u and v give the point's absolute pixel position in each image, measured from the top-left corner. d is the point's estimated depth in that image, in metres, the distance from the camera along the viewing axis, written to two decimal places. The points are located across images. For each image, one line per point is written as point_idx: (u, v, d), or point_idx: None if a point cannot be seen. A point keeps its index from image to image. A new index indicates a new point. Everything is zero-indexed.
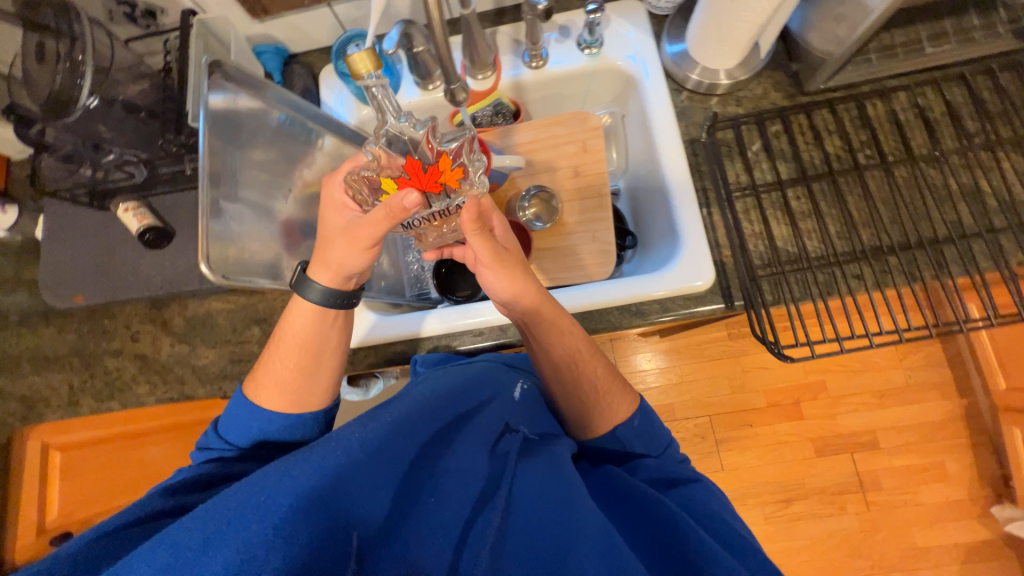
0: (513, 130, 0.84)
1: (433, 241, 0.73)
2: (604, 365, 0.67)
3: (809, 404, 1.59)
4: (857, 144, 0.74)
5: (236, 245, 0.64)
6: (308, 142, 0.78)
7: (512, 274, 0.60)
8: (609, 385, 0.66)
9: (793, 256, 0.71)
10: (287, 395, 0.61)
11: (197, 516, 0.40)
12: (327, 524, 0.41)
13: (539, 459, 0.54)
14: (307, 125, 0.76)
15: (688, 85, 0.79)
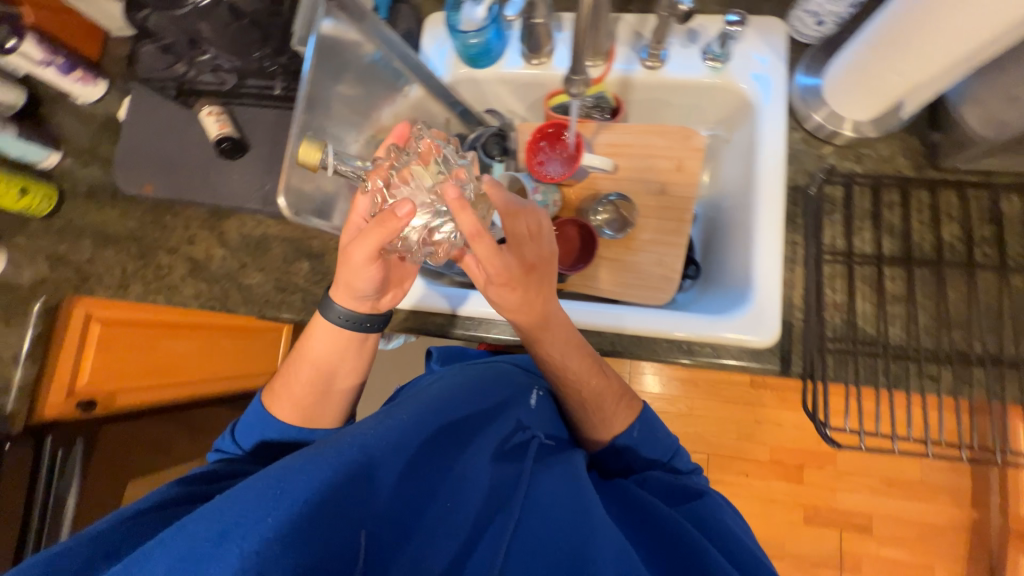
0: (608, 128, 0.80)
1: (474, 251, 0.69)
2: (606, 381, 0.65)
3: (812, 472, 1.55)
4: (977, 238, 0.67)
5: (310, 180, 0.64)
6: (394, 86, 0.73)
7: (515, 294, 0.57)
8: (609, 400, 0.64)
9: (871, 338, 0.66)
10: (299, 410, 0.65)
11: (213, 508, 0.39)
12: (341, 519, 0.41)
13: (555, 468, 0.54)
14: (397, 69, 0.71)
15: (807, 126, 0.73)
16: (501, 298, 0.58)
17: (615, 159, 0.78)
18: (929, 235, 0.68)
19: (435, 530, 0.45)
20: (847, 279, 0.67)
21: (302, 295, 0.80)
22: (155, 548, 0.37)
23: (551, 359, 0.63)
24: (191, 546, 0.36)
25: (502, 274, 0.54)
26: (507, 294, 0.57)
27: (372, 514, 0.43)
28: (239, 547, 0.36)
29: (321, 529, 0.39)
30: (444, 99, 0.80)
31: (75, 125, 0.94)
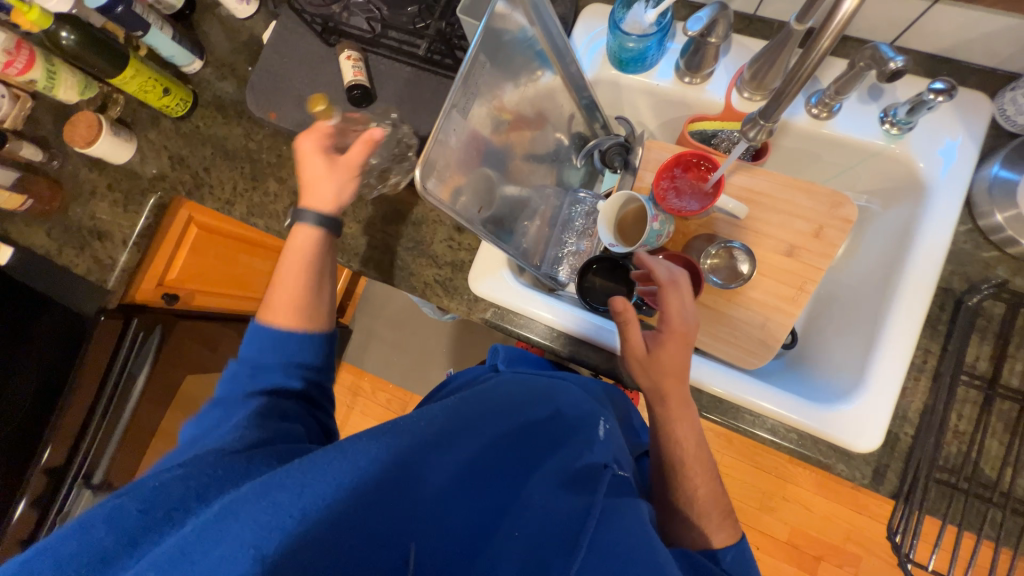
0: (746, 169, 0.73)
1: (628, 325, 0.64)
2: (710, 487, 0.64)
3: (828, 567, 1.46)
4: None
5: (449, 158, 0.57)
6: (534, 70, 0.67)
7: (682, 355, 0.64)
8: (716, 509, 0.62)
9: (987, 481, 0.59)
10: (298, 311, 0.67)
11: (295, 477, 0.40)
12: (404, 519, 0.43)
13: (623, 510, 0.50)
14: (544, 52, 0.66)
15: (981, 223, 0.64)
16: (668, 355, 0.63)
17: (748, 206, 0.72)
18: None
19: (498, 547, 0.46)
20: (980, 409, 0.60)
21: (391, 257, 0.81)
22: (241, 505, 0.38)
23: (678, 443, 0.64)
24: (273, 518, 0.38)
25: (678, 331, 0.63)
26: (673, 354, 0.63)
27: (433, 524, 0.45)
28: (319, 525, 0.39)
29: (383, 525, 0.42)
30: (575, 92, 0.75)
31: (220, 36, 0.98)
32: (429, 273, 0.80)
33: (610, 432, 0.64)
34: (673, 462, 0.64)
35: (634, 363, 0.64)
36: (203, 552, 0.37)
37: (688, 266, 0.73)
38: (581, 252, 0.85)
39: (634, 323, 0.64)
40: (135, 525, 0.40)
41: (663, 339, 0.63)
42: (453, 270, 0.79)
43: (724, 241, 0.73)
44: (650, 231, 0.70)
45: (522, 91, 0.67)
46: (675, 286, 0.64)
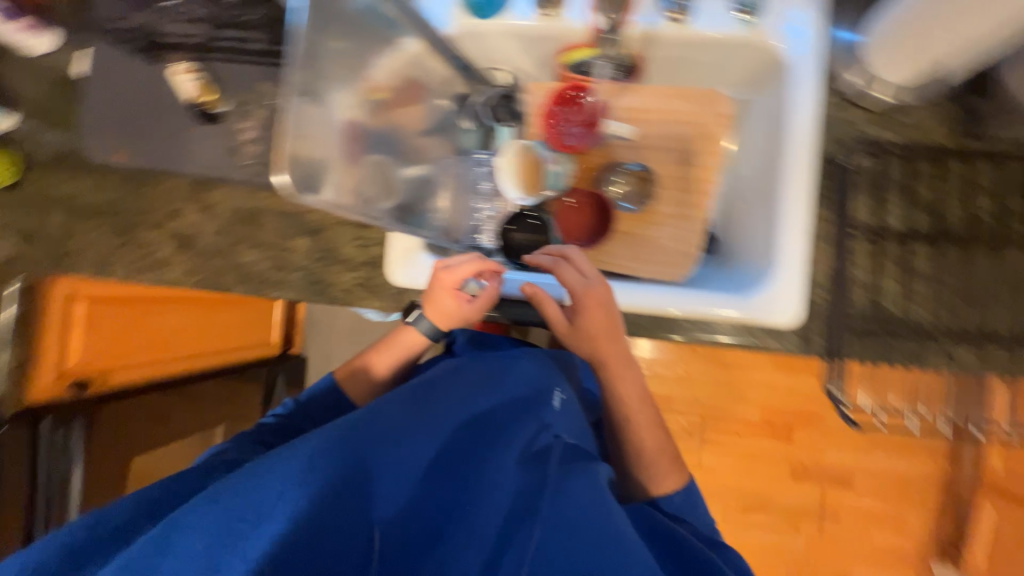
0: (628, 91, 0.75)
1: (545, 310, 0.67)
2: (657, 439, 0.73)
3: (802, 432, 1.62)
4: (1008, 213, 0.65)
5: (314, 145, 0.49)
6: (390, 37, 0.60)
7: (602, 318, 0.67)
8: (663, 458, 0.72)
9: (892, 317, 0.65)
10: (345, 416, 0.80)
11: (249, 490, 0.47)
12: (361, 516, 0.49)
13: (580, 479, 0.55)
14: (392, 15, 0.59)
15: (839, 88, 0.69)
16: (589, 321, 0.67)
17: (638, 126, 0.74)
18: (964, 210, 0.66)
19: (461, 530, 0.52)
20: (871, 256, 0.66)
21: (302, 273, 0.75)
22: (196, 520, 0.45)
23: (625, 403, 0.73)
24: (225, 524, 0.45)
25: (590, 299, 0.66)
26: (593, 318, 0.67)
27: (394, 515, 0.51)
28: (264, 535, 0.44)
29: (339, 520, 0.48)
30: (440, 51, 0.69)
31: (29, 83, 0.84)
32: (347, 278, 0.75)
33: (568, 401, 0.66)
34: (624, 399, 0.73)
35: (562, 337, 0.69)
36: (153, 565, 0.43)
37: (597, 198, 0.77)
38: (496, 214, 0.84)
39: (546, 297, 0.68)
40: (106, 533, 0.49)
41: (578, 309, 0.67)
42: (372, 270, 0.75)
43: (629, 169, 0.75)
44: (551, 171, 0.74)
45: (389, 65, 0.61)
46: (565, 262, 0.68)
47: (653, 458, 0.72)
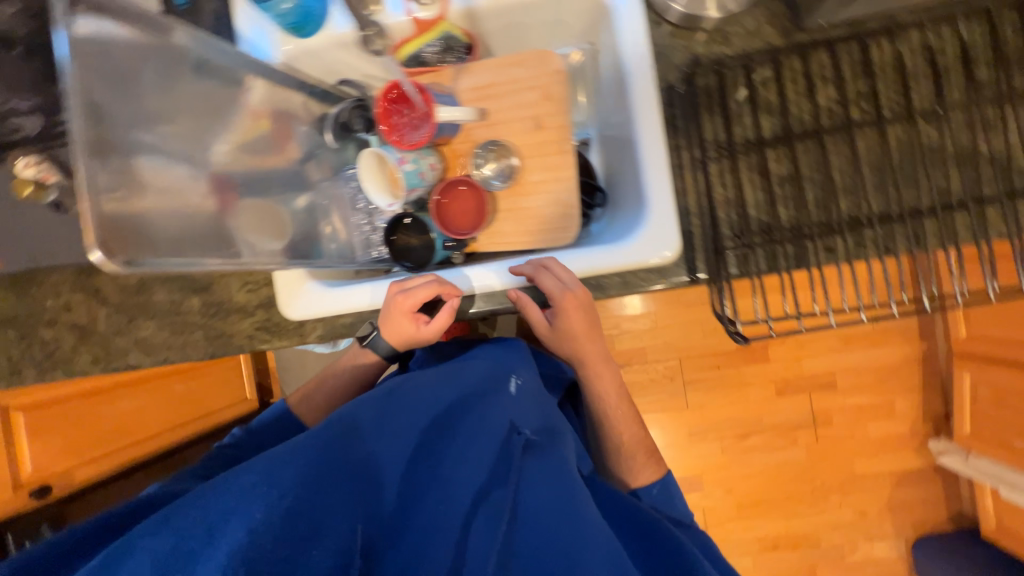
0: (465, 70, 0.74)
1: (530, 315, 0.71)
2: (634, 431, 0.79)
3: (777, 348, 1.66)
4: (853, 96, 0.65)
5: (145, 198, 0.46)
6: (228, 84, 0.60)
7: (586, 318, 0.69)
8: (641, 450, 0.78)
9: (764, 225, 0.66)
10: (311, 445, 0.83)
11: (209, 505, 0.47)
12: (328, 521, 0.50)
13: (545, 464, 0.61)
14: (218, 66, 0.59)
15: (669, 18, 0.68)
16: (570, 321, 0.69)
17: (486, 103, 0.73)
18: (808, 102, 0.66)
19: (429, 522, 0.55)
20: (730, 171, 0.66)
21: (203, 331, 0.76)
22: (152, 541, 0.45)
23: (603, 396, 0.78)
24: (177, 546, 0.45)
25: (574, 302, 0.67)
26: (577, 318, 0.69)
27: (364, 514, 0.52)
28: (222, 550, 0.44)
29: (306, 527, 0.48)
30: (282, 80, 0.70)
31: None
32: (247, 325, 0.75)
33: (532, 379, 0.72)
34: (602, 395, 0.78)
35: (547, 336, 0.74)
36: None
37: (465, 183, 0.75)
38: (372, 225, 0.82)
39: (529, 304, 0.70)
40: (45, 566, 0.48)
41: (560, 313, 0.68)
42: (270, 309, 0.75)
43: (497, 144, 0.74)
44: (405, 174, 0.71)
45: (241, 112, 0.62)
46: (544, 270, 0.68)
47: (632, 451, 0.78)
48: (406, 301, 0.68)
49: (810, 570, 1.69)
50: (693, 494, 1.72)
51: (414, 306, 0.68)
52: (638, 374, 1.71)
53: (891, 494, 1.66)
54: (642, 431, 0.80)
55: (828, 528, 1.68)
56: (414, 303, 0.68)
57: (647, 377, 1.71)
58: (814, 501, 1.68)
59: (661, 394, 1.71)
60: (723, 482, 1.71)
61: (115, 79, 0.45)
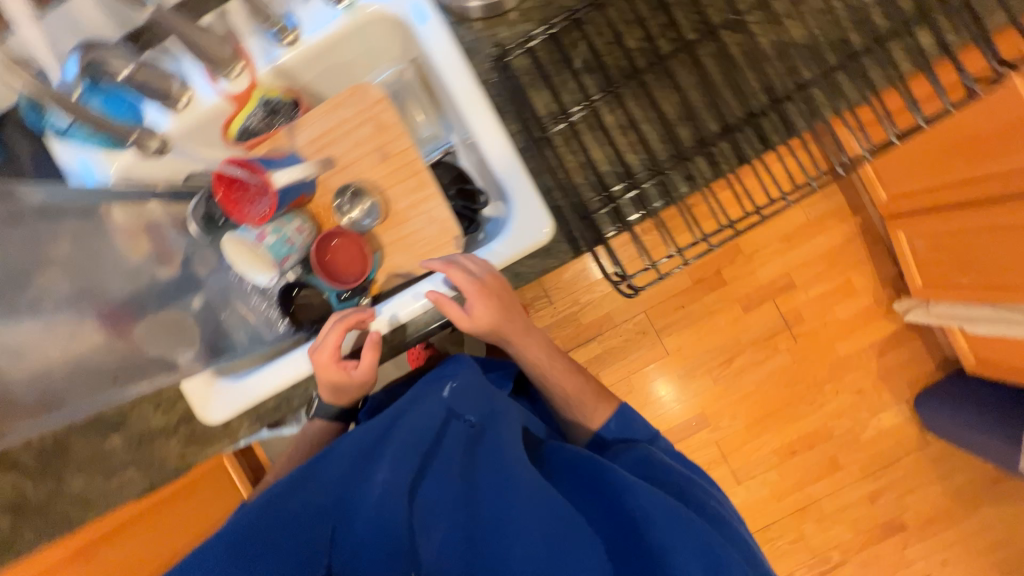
0: (297, 126, 0.73)
1: (450, 314, 0.67)
2: (576, 380, 0.78)
3: (729, 269, 1.70)
4: (657, 30, 0.67)
5: (25, 355, 0.48)
6: (90, 217, 0.63)
7: (499, 303, 0.67)
8: (589, 395, 0.78)
9: (620, 176, 0.68)
10: None
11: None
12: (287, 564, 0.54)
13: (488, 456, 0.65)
14: (83, 203, 0.65)
15: (473, 15, 0.68)
16: (482, 310, 0.66)
17: (328, 151, 0.73)
18: (622, 49, 0.68)
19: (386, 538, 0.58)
20: (574, 136, 0.68)
21: (135, 465, 0.74)
22: None
23: (537, 363, 0.77)
24: None
25: (477, 291, 0.65)
26: (488, 306, 0.66)
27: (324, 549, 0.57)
28: None
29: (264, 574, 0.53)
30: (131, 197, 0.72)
31: None
32: (175, 443, 0.75)
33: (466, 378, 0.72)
34: (536, 362, 0.77)
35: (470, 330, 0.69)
36: None
37: (340, 235, 0.74)
38: (268, 303, 0.78)
39: (447, 302, 0.67)
40: None
41: (472, 305, 0.65)
42: (192, 420, 0.75)
43: (359, 187, 0.73)
44: (269, 248, 0.69)
45: (117, 238, 0.66)
46: (450, 267, 0.66)
47: (580, 400, 0.77)
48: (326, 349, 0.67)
49: (830, 461, 1.73)
50: (701, 432, 1.74)
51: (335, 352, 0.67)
52: (611, 338, 1.73)
53: (878, 365, 1.71)
54: (588, 378, 0.80)
55: (833, 417, 1.72)
56: (333, 350, 0.67)
57: (621, 339, 1.73)
58: (811, 397, 1.72)
59: (640, 350, 1.73)
60: (726, 410, 1.74)
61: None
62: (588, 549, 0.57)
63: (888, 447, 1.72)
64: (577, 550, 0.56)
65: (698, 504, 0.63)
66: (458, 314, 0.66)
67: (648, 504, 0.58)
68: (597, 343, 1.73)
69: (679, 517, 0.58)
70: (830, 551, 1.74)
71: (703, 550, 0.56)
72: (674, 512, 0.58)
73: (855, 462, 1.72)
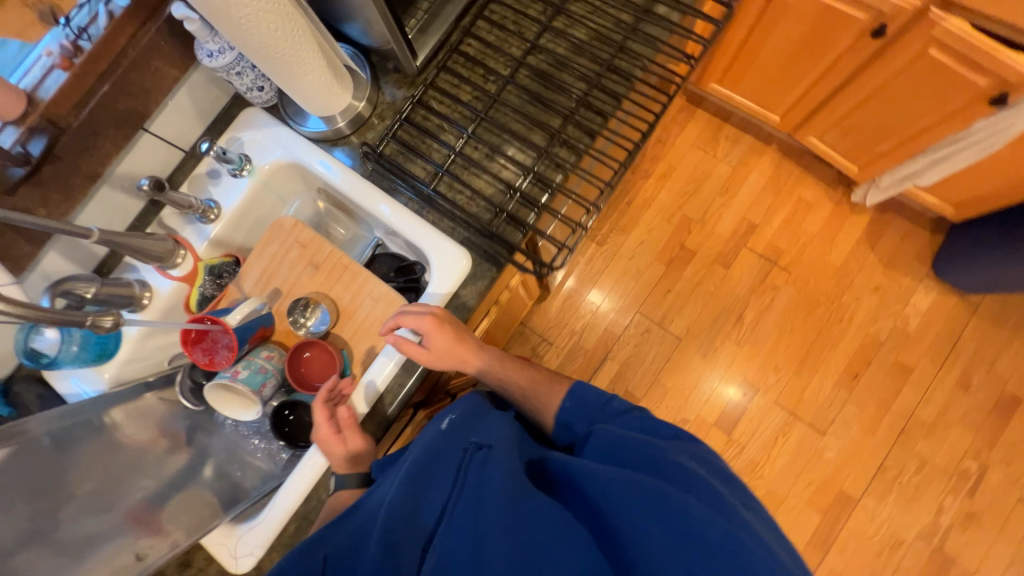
0: (240, 277, 0.84)
1: (413, 352, 0.72)
2: (528, 375, 0.86)
3: (691, 238, 1.77)
4: (481, 80, 0.83)
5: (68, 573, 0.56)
6: (98, 428, 0.72)
7: (453, 331, 0.73)
8: (544, 382, 0.85)
9: (504, 191, 0.78)
10: None
11: None
12: None
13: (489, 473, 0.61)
14: (83, 417, 0.72)
15: (346, 132, 0.85)
16: (440, 340, 0.72)
17: (272, 284, 0.84)
18: (460, 104, 0.82)
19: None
20: (454, 180, 0.79)
21: None
22: None
23: (492, 371, 0.85)
24: None
25: (433, 323, 0.72)
26: (443, 335, 0.72)
27: None
28: None
29: None
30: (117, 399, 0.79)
31: None
32: None
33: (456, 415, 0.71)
34: (491, 372, 0.85)
35: (433, 362, 0.72)
36: None
37: (308, 346, 0.81)
38: (267, 438, 0.84)
39: (408, 343, 0.73)
40: None
41: (430, 338, 0.72)
42: None
43: (309, 298, 0.82)
44: (245, 381, 0.75)
45: (120, 444, 0.73)
46: (405, 313, 0.74)
47: (537, 389, 0.84)
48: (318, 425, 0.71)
49: (899, 366, 1.61)
50: (757, 398, 1.65)
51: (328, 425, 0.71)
52: (622, 350, 1.72)
53: (879, 256, 1.67)
54: (540, 370, 0.88)
55: (870, 323, 1.64)
56: (324, 424, 0.71)
57: (631, 345, 1.72)
58: (838, 314, 1.66)
59: (653, 347, 1.72)
60: (766, 366, 1.66)
61: (25, 473, 0.58)
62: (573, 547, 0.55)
63: (944, 325, 1.61)
64: (563, 545, 0.55)
65: (659, 467, 0.64)
66: (420, 350, 0.72)
67: (608, 484, 0.60)
68: (613, 360, 1.72)
69: (643, 490, 0.58)
70: (965, 460, 1.53)
71: (663, 509, 0.56)
72: (632, 483, 0.59)
73: (922, 358, 1.60)
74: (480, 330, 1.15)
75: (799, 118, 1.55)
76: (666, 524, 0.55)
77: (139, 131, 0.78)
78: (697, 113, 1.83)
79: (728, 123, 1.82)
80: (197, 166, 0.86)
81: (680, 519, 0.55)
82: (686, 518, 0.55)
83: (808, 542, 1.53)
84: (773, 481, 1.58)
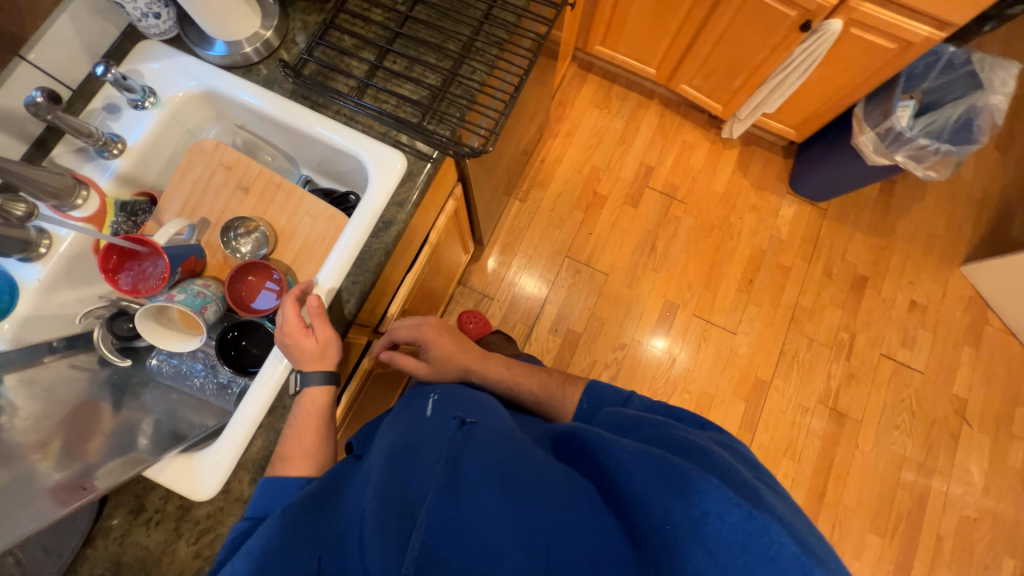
0: (159, 211, 0.81)
1: (406, 361, 0.94)
2: (538, 376, 1.00)
3: (601, 185, 1.96)
4: (391, 2, 0.89)
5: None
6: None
7: (447, 336, 0.97)
8: (557, 381, 0.98)
9: (429, 94, 0.84)
10: None
11: None
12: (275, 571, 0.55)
13: (482, 439, 0.68)
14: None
15: (254, 59, 0.85)
16: (437, 346, 0.96)
17: (197, 213, 0.82)
18: (373, 24, 0.87)
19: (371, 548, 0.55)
20: (379, 90, 0.84)
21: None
22: None
23: (500, 375, 0.99)
24: None
25: (430, 329, 0.97)
26: (440, 341, 0.97)
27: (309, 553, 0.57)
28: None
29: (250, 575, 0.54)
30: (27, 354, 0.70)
31: None
32: (184, 549, 0.69)
33: (446, 402, 0.79)
34: (501, 376, 0.99)
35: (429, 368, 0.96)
36: None
37: (252, 270, 0.81)
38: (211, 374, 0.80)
39: (402, 355, 0.94)
40: None
41: (429, 345, 0.97)
42: (191, 513, 0.71)
43: (245, 220, 0.81)
44: (184, 302, 0.71)
45: (34, 410, 0.62)
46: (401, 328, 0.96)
47: (548, 387, 0.97)
48: (284, 319, 0.71)
49: (780, 268, 1.92)
50: (678, 314, 1.86)
51: (296, 320, 0.71)
52: (558, 293, 1.85)
53: (751, 181, 2.00)
54: (551, 374, 1.01)
55: (754, 236, 1.95)
56: (289, 320, 0.71)
57: (565, 288, 1.86)
58: (729, 233, 1.95)
59: (585, 286, 1.86)
60: (681, 286, 1.89)
61: None
62: (563, 504, 0.59)
63: (807, 230, 1.96)
64: (550, 495, 0.60)
65: (677, 442, 0.62)
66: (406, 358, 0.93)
67: (623, 452, 0.60)
68: (551, 303, 1.84)
69: (648, 452, 0.59)
70: (840, 332, 1.87)
71: (674, 480, 0.55)
72: (649, 455, 0.59)
73: (796, 259, 1.93)
74: (423, 270, 1.18)
75: (671, 67, 1.81)
76: (674, 493, 0.55)
77: (14, 57, 0.71)
78: (589, 76, 2.05)
79: (616, 83, 2.06)
80: (91, 102, 0.81)
81: (693, 492, 0.53)
82: (693, 489, 0.53)
83: (739, 426, 1.76)
84: (701, 382, 1.80)
